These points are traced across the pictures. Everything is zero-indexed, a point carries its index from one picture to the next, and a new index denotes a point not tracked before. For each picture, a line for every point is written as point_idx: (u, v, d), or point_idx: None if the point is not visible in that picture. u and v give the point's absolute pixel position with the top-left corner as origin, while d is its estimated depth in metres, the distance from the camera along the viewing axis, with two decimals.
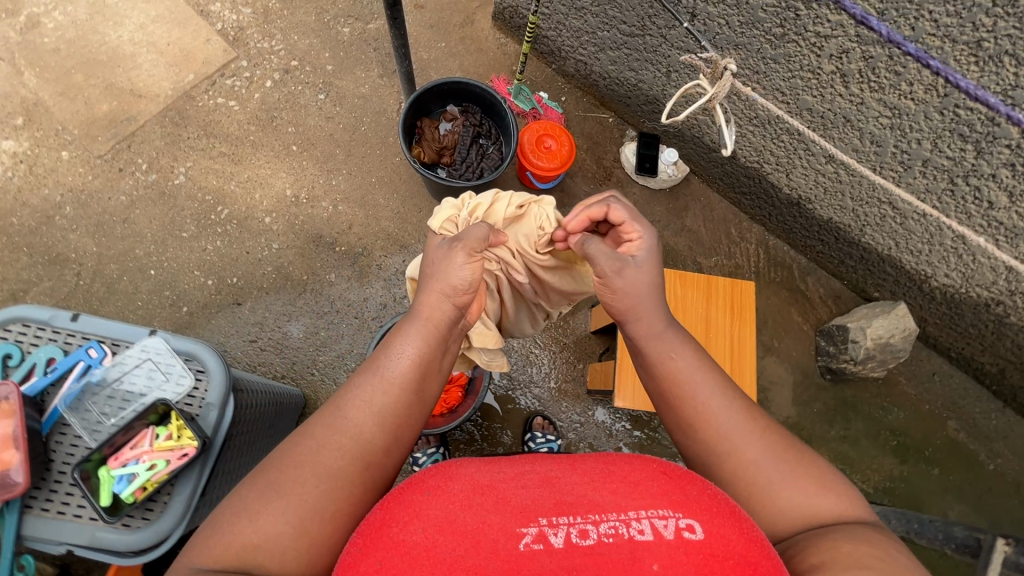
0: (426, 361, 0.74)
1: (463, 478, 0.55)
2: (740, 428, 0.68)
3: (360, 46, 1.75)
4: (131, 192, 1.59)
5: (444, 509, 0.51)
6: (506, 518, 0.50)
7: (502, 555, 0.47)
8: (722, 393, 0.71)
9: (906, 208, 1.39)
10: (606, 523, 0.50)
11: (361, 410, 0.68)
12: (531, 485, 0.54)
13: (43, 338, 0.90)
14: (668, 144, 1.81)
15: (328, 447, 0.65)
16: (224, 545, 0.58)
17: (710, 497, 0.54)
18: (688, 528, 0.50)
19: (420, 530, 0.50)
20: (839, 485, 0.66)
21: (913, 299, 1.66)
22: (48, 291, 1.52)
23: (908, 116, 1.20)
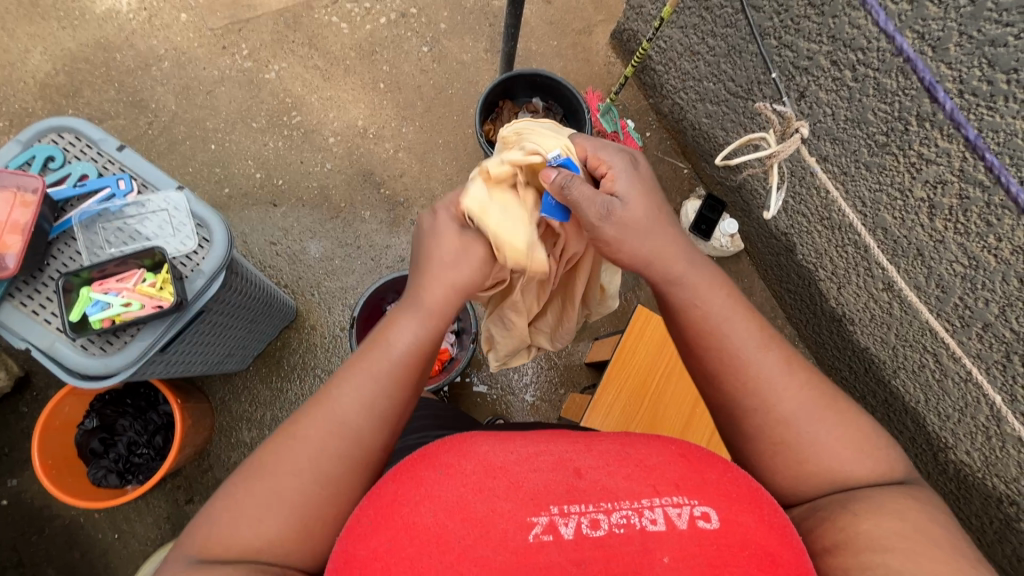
0: (423, 351, 0.68)
1: (476, 457, 0.55)
2: (774, 379, 0.66)
3: (478, 17, 1.79)
4: (225, 70, 1.68)
5: (455, 492, 0.51)
6: (517, 508, 0.50)
7: (511, 547, 0.48)
8: (760, 343, 0.68)
9: (950, 366, 1.29)
10: (619, 513, 0.50)
11: (355, 405, 0.62)
12: (544, 467, 0.54)
13: (87, 155, 0.96)
14: (732, 215, 1.76)
15: (327, 453, 0.60)
16: (221, 546, 0.54)
17: (729, 483, 0.54)
18: (704, 517, 0.50)
19: (430, 513, 0.50)
20: (882, 451, 0.64)
21: (925, 462, 1.53)
22: (119, 128, 1.61)
23: (984, 271, 1.11)
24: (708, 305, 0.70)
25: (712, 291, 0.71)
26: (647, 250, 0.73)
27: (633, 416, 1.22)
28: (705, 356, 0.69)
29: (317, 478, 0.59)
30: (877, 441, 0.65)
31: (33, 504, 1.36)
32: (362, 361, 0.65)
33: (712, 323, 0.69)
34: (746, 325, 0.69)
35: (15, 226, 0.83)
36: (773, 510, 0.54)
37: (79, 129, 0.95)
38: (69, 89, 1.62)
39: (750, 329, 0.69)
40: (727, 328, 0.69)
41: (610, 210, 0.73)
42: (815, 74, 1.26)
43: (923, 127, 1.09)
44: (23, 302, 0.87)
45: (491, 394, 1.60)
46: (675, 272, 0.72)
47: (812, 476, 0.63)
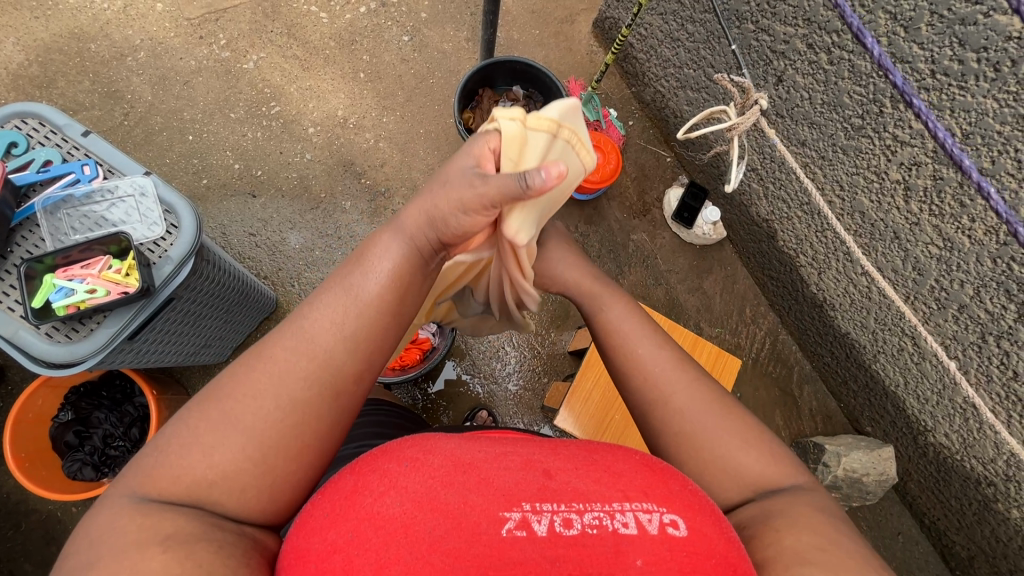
0: (403, 278, 0.66)
1: (442, 453, 0.54)
2: (670, 372, 0.72)
3: (459, 5, 1.78)
4: (202, 60, 1.66)
5: (422, 484, 0.50)
6: (489, 502, 0.50)
7: (483, 540, 0.47)
8: (660, 344, 0.76)
9: (927, 349, 1.30)
10: (590, 514, 0.50)
11: (322, 323, 0.61)
12: (514, 466, 0.53)
13: (51, 141, 0.94)
14: (714, 202, 1.75)
15: (288, 379, 0.58)
16: (171, 477, 0.53)
17: (692, 493, 0.55)
18: (673, 524, 0.50)
19: (398, 504, 0.49)
20: (773, 447, 0.67)
21: (904, 447, 1.55)
22: (94, 119, 1.59)
23: (959, 253, 1.13)
24: (616, 319, 0.79)
25: (617, 304, 0.82)
26: (627, 326, 0.78)
27: (612, 403, 1.22)
28: (617, 359, 0.76)
29: (283, 410, 0.57)
30: (773, 443, 0.67)
31: (10, 498, 1.34)
32: (337, 287, 0.64)
33: (622, 334, 0.77)
34: (649, 341, 0.76)
35: None
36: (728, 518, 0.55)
37: (42, 115, 0.93)
38: (42, 80, 1.60)
39: (658, 344, 0.76)
40: (630, 339, 0.76)
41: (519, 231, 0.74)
42: (792, 58, 1.25)
43: (897, 109, 1.09)
44: None
45: (474, 382, 1.59)
46: (594, 289, 0.84)
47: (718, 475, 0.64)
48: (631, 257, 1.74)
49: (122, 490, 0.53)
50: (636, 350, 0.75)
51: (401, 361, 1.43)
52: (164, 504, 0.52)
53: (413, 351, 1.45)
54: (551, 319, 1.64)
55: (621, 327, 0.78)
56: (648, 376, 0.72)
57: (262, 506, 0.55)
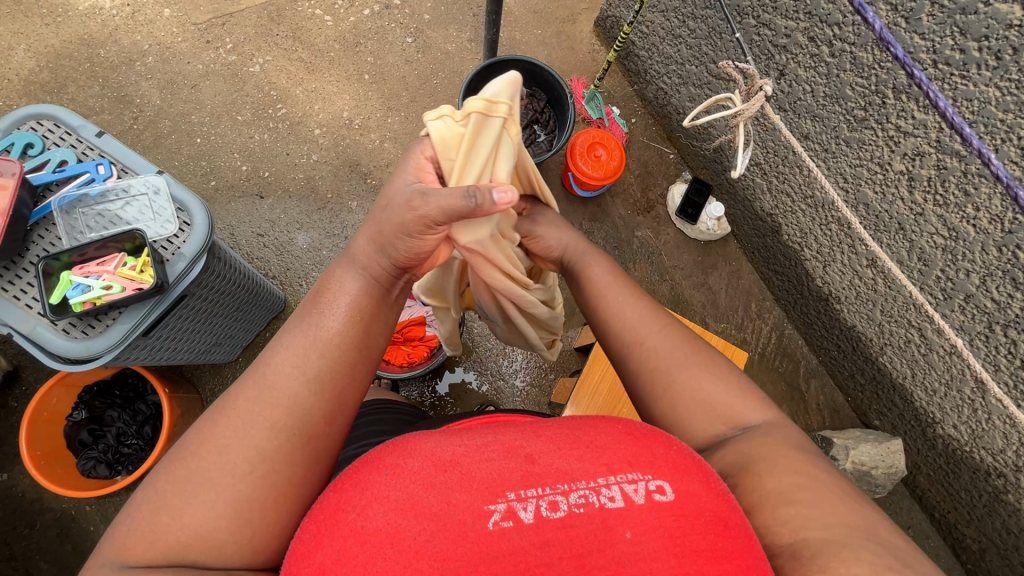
0: (364, 314, 0.70)
1: (423, 454, 0.55)
2: (640, 319, 0.77)
3: (462, 7, 1.80)
4: (209, 64, 1.68)
5: (402, 490, 0.51)
6: (472, 497, 0.50)
7: (471, 537, 0.48)
8: (633, 297, 0.80)
9: (935, 339, 1.30)
10: (576, 493, 0.51)
11: (286, 370, 0.63)
12: (495, 456, 0.54)
13: (66, 142, 0.96)
14: (717, 198, 1.76)
15: (254, 441, 0.58)
16: (144, 542, 0.53)
17: (677, 454, 0.56)
18: (659, 490, 0.51)
19: (380, 515, 0.49)
20: (743, 385, 0.70)
21: (912, 440, 1.54)
22: (104, 123, 1.61)
23: (963, 242, 1.13)
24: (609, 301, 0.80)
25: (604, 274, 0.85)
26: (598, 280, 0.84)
27: (620, 396, 1.22)
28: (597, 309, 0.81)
29: (258, 464, 0.58)
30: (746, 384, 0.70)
31: (24, 497, 1.36)
32: (299, 329, 0.67)
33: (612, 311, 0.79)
34: (631, 302, 0.79)
35: None
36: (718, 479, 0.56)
37: (57, 116, 0.95)
38: (54, 86, 1.62)
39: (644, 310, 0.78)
40: (615, 306, 0.79)
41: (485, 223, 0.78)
42: (794, 51, 1.26)
43: (899, 99, 1.10)
44: (3, 288, 0.87)
45: (481, 379, 1.60)
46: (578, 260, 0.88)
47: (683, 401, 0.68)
48: (635, 253, 1.75)
49: (100, 560, 0.53)
50: (611, 300, 0.80)
51: (409, 358, 1.45)
52: (143, 568, 0.52)
53: (421, 348, 1.46)
54: None
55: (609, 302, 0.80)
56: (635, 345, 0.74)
57: (241, 561, 0.55)
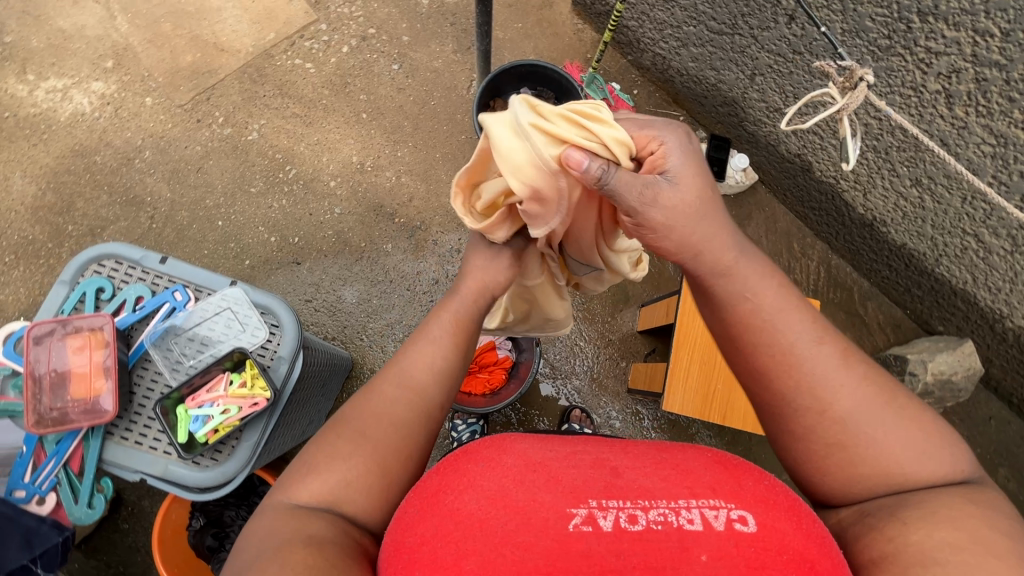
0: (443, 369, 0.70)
1: (516, 453, 0.55)
2: (825, 367, 0.59)
3: (438, 19, 1.75)
4: (207, 143, 1.65)
5: (495, 480, 0.52)
6: (557, 499, 0.50)
7: (551, 533, 0.47)
8: (836, 355, 0.60)
9: (993, 242, 1.32)
10: (655, 510, 0.49)
11: (436, 359, 0.71)
12: (583, 464, 0.54)
13: (133, 276, 0.95)
14: (738, 149, 1.76)
15: (391, 415, 0.64)
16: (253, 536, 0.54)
17: (767, 489, 0.52)
18: (741, 520, 0.48)
19: (473, 500, 0.50)
20: (941, 450, 0.56)
21: (982, 338, 1.58)
22: (123, 230, 1.59)
23: (1014, 146, 1.13)
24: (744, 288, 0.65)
25: (758, 275, 0.65)
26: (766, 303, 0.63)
27: (712, 375, 1.25)
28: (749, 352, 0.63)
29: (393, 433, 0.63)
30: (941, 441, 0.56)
31: None
32: (416, 338, 0.73)
33: (750, 321, 0.63)
34: (799, 318, 0.62)
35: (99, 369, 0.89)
36: (813, 520, 0.51)
37: (118, 254, 0.94)
38: (61, 205, 1.59)
39: (807, 326, 0.61)
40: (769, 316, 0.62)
41: (653, 192, 0.65)
42: None
43: (927, 21, 1.09)
44: (124, 436, 0.91)
45: (558, 388, 1.62)
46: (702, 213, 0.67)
47: (862, 479, 0.56)
48: None
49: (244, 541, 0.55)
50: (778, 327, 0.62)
51: (490, 385, 1.47)
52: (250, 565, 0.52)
53: (498, 372, 1.49)
54: (612, 303, 1.67)
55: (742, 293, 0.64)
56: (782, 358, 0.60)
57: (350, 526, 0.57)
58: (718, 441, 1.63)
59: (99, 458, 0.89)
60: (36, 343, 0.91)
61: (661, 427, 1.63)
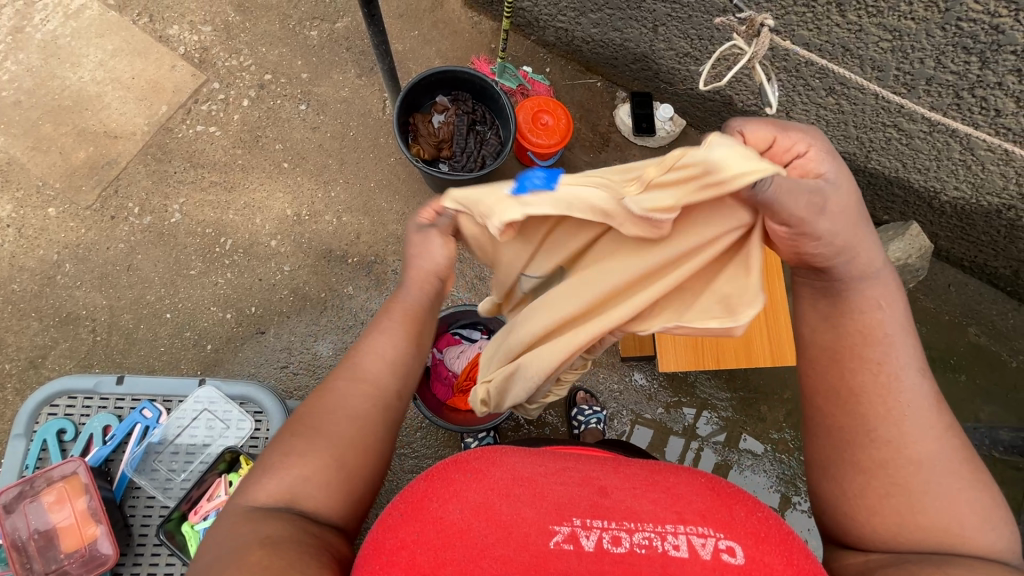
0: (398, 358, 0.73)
1: (506, 467, 0.58)
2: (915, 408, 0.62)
3: (332, 47, 1.68)
4: (129, 238, 1.55)
5: (481, 493, 0.54)
6: (541, 516, 0.52)
7: (531, 549, 0.49)
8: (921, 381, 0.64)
9: (912, 128, 1.39)
10: (640, 533, 0.51)
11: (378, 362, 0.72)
12: (571, 482, 0.57)
13: (92, 407, 0.95)
14: (661, 101, 1.78)
15: (354, 413, 0.68)
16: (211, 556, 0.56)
17: (758, 521, 0.54)
18: (728, 550, 0.50)
19: (458, 510, 0.52)
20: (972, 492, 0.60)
21: (924, 216, 1.68)
22: (67, 352, 1.48)
23: (909, 37, 1.18)
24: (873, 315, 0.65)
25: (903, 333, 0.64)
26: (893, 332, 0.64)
27: None
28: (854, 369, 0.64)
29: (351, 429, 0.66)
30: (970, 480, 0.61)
31: None
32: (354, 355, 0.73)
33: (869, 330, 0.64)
34: (910, 348, 0.64)
35: (86, 516, 0.87)
36: (807, 557, 0.52)
37: (70, 389, 0.94)
38: None
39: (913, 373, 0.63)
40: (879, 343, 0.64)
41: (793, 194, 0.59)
42: None
43: None
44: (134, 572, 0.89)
45: None
46: (872, 267, 0.65)
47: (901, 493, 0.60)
48: None
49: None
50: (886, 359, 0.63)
51: None
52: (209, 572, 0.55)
53: None
54: None
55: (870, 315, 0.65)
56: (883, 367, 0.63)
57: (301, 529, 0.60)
58: (718, 381, 1.68)
59: None
60: (7, 512, 0.86)
61: (662, 384, 1.66)
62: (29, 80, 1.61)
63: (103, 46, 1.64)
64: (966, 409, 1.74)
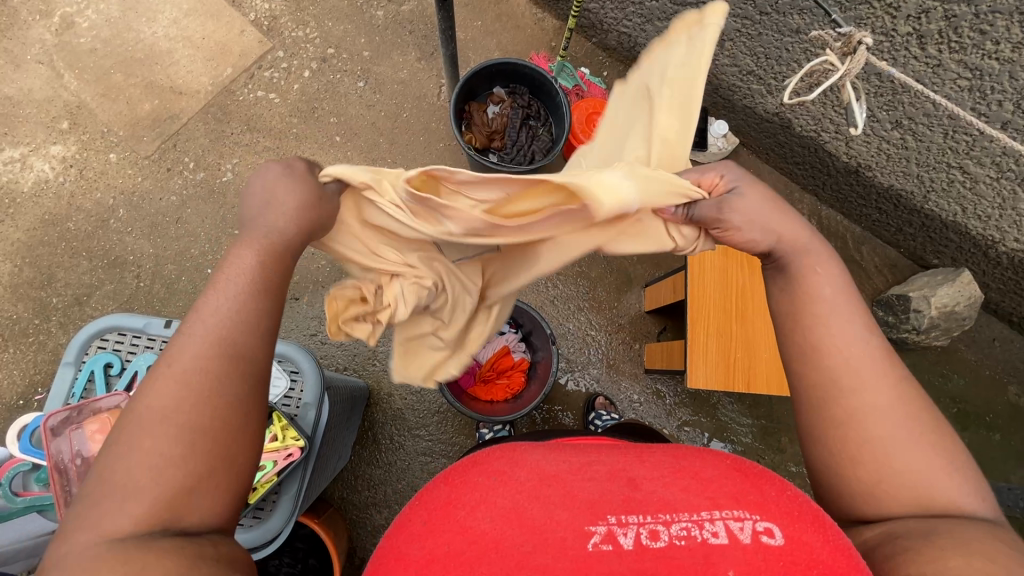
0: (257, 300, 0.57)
1: (529, 466, 0.54)
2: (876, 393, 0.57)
3: (396, 29, 1.71)
4: (181, 191, 1.60)
5: (510, 498, 0.50)
6: (575, 517, 0.48)
7: (570, 554, 0.45)
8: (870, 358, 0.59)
9: (978, 172, 1.34)
10: (677, 524, 0.47)
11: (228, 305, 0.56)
12: (599, 476, 0.53)
13: (140, 345, 1.01)
14: (716, 116, 1.76)
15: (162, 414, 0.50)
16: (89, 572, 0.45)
17: (790, 500, 0.50)
18: (767, 532, 0.46)
19: (487, 518, 0.48)
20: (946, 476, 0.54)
21: (976, 264, 1.62)
22: (110, 294, 1.54)
23: (990, 77, 1.14)
24: (855, 347, 0.59)
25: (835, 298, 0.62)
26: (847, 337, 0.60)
27: (730, 345, 1.27)
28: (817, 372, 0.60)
29: (177, 442, 0.49)
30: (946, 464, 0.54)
31: None
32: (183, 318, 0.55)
33: (852, 363, 0.58)
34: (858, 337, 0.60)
35: None
36: (839, 532, 0.49)
37: (120, 326, 1.00)
38: (41, 279, 1.53)
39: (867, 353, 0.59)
40: (867, 370, 0.58)
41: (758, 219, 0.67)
42: None
43: None
44: None
45: (577, 380, 1.62)
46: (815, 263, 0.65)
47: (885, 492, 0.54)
48: None
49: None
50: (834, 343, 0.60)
51: (511, 390, 1.46)
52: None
53: (517, 376, 1.48)
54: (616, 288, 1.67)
55: (839, 342, 0.59)
56: (864, 411, 0.56)
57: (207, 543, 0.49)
58: (740, 406, 1.65)
59: None
60: (54, 434, 0.89)
61: (683, 402, 1.64)
62: (107, 30, 1.67)
63: (179, 5, 1.70)
64: (997, 469, 1.67)
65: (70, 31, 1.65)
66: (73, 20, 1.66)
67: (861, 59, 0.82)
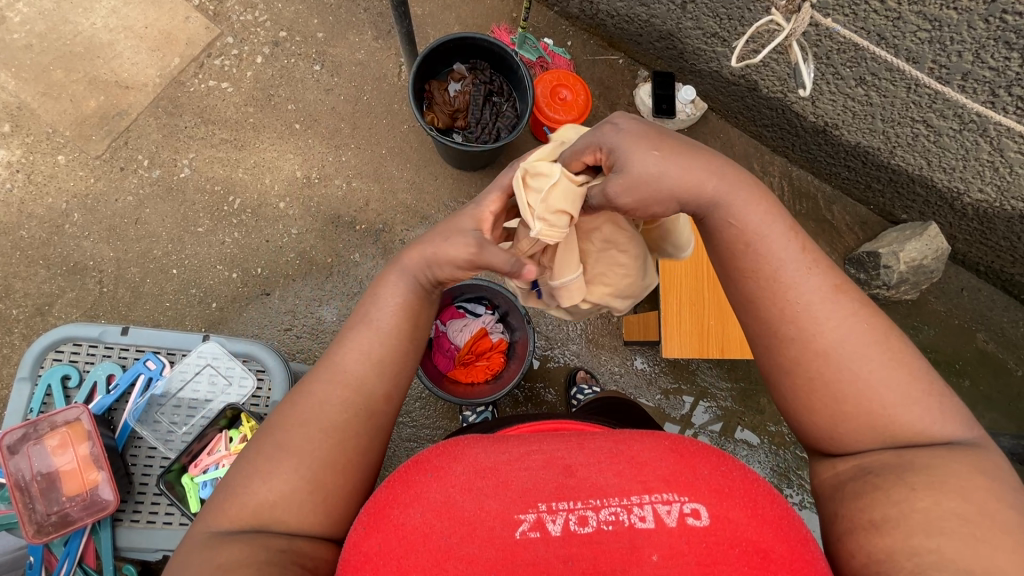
0: (415, 306, 0.67)
1: (466, 459, 0.53)
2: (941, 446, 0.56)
3: (349, 7, 1.64)
4: (138, 191, 1.55)
5: (442, 493, 0.50)
6: (505, 506, 0.49)
7: (497, 543, 0.47)
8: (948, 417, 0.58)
9: (941, 125, 1.34)
10: (607, 509, 0.49)
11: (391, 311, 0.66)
12: (534, 466, 0.52)
13: (96, 354, 1.05)
14: (684, 82, 1.73)
15: (331, 404, 0.60)
16: (236, 508, 0.55)
17: (722, 476, 0.51)
18: (692, 514, 0.48)
19: (417, 514, 0.49)
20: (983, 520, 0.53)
21: (944, 217, 1.64)
22: (73, 302, 1.49)
23: (949, 28, 1.13)
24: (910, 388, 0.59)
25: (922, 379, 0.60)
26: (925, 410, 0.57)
27: (703, 312, 1.27)
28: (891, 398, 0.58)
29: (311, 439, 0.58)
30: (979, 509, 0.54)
31: None
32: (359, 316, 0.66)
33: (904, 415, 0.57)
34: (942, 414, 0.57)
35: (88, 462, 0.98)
36: (773, 502, 0.51)
37: (74, 336, 1.04)
38: None
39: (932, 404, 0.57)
40: (823, 312, 0.59)
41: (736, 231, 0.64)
42: None
43: None
44: (134, 519, 1.02)
45: (555, 356, 1.63)
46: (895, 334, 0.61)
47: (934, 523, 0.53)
48: None
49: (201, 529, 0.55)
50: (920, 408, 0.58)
51: (492, 370, 1.47)
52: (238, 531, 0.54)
53: (496, 356, 1.48)
54: None
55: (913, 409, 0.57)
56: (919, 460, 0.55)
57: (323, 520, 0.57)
58: (719, 370, 1.68)
59: (115, 546, 1.01)
60: (13, 453, 0.97)
61: (663, 370, 1.66)
62: (41, 24, 1.57)
63: None
64: None
65: (2, 26, 1.56)
66: (4, 15, 1.56)
67: (805, 19, 0.80)
